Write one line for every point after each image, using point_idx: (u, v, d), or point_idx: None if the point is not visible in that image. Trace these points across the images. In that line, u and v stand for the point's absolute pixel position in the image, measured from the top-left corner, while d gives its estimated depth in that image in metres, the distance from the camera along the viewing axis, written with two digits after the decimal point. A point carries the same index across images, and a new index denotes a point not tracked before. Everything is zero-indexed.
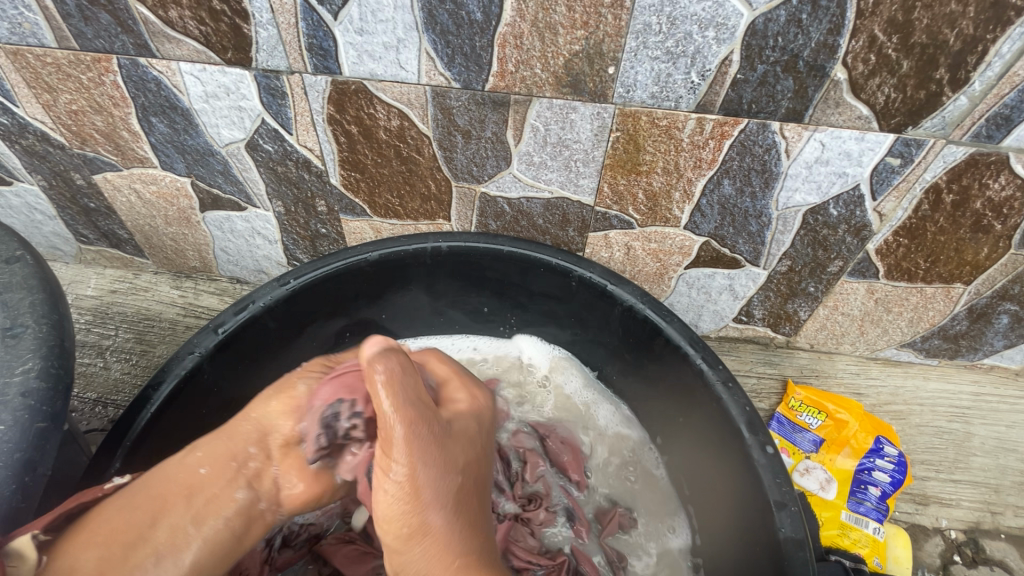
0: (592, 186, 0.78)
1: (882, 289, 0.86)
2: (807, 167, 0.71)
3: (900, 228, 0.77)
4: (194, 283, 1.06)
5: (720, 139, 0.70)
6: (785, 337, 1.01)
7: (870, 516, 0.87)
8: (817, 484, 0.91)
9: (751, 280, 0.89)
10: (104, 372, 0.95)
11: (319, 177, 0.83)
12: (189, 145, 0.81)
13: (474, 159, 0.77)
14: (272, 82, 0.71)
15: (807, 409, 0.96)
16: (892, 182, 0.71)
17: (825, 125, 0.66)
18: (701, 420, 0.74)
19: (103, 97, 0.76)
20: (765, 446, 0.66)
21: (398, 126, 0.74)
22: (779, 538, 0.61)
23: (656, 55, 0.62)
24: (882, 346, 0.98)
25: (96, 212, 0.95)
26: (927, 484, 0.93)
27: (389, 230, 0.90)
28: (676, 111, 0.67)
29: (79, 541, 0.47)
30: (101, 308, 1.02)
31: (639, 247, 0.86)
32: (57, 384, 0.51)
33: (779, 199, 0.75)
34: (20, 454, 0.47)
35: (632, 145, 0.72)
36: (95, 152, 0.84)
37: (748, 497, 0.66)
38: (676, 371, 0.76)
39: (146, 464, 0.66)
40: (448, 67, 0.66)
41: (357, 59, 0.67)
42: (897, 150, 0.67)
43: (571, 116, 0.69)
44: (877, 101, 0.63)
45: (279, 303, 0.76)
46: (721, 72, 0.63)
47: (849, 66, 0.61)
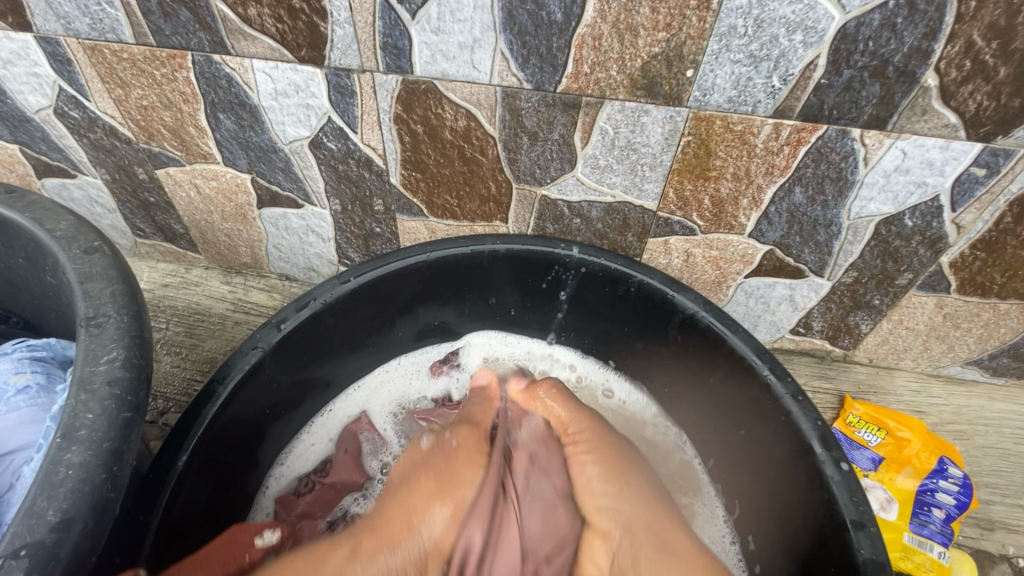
0: (657, 191, 0.76)
1: (951, 304, 0.83)
2: (885, 176, 0.69)
3: (978, 241, 0.74)
4: (243, 280, 1.07)
5: (796, 146, 0.68)
6: (842, 351, 0.98)
7: (935, 540, 0.83)
8: (878, 503, 0.87)
9: (813, 291, 0.86)
10: (155, 364, 0.96)
11: (379, 177, 0.83)
12: (253, 142, 0.81)
13: (538, 161, 0.76)
14: (343, 81, 0.71)
15: (866, 425, 0.93)
16: (975, 194, 0.69)
17: (909, 133, 0.64)
18: (767, 435, 0.71)
19: (174, 93, 0.77)
20: (839, 462, 0.63)
21: (465, 126, 0.74)
22: (856, 559, 0.59)
23: (738, 58, 0.61)
24: (945, 362, 0.94)
25: (155, 206, 0.96)
26: (993, 509, 0.89)
27: (444, 230, 0.90)
28: (752, 116, 0.66)
29: None
30: (153, 301, 1.04)
31: (699, 254, 0.84)
32: (140, 375, 0.51)
33: (852, 209, 0.73)
34: (108, 442, 0.47)
35: (703, 149, 0.70)
36: (161, 147, 0.85)
37: (819, 517, 0.64)
38: (739, 382, 0.74)
39: (210, 457, 0.66)
40: (521, 68, 0.66)
41: (430, 58, 0.67)
42: (984, 160, 0.65)
43: (643, 119, 0.68)
44: (967, 109, 0.61)
45: (338, 301, 0.75)
46: (804, 77, 0.61)
47: (941, 72, 0.59)
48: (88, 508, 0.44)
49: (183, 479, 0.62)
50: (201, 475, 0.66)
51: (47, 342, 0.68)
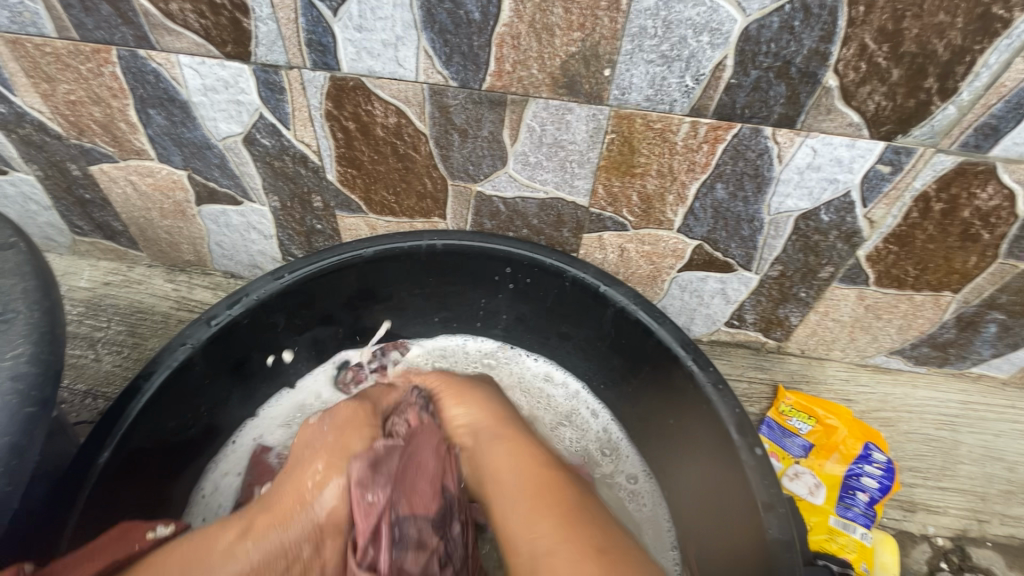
0: (587, 187, 0.78)
1: (871, 295, 0.87)
2: (799, 172, 0.72)
3: (890, 235, 0.78)
4: (188, 278, 1.06)
5: (713, 144, 0.70)
6: (776, 342, 1.01)
7: (858, 522, 0.87)
8: (806, 489, 0.91)
9: (743, 284, 0.89)
10: (94, 363, 0.95)
11: (316, 173, 0.83)
12: (186, 138, 0.81)
13: (470, 157, 0.77)
14: (271, 77, 0.71)
15: (797, 414, 0.96)
16: (883, 190, 0.72)
17: (816, 131, 0.67)
18: (691, 422, 0.74)
19: (101, 88, 0.76)
20: (753, 448, 0.66)
21: (396, 123, 0.75)
22: (765, 539, 0.61)
23: (651, 58, 0.63)
24: (872, 352, 0.99)
25: (91, 203, 0.95)
26: (914, 491, 0.93)
27: (385, 227, 0.91)
28: (670, 114, 0.68)
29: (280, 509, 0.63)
30: (95, 300, 1.02)
31: (633, 249, 0.87)
32: (47, 371, 0.51)
33: (772, 204, 0.76)
34: (8, 438, 0.47)
35: (627, 147, 0.72)
36: (92, 143, 0.84)
37: (736, 499, 0.66)
38: (667, 372, 0.76)
39: (134, 454, 0.66)
40: (445, 66, 0.67)
41: (356, 55, 0.67)
42: (887, 158, 0.68)
43: (567, 117, 0.70)
44: (867, 108, 0.64)
45: (273, 297, 0.76)
46: (715, 76, 0.64)
47: (841, 74, 0.62)
48: None
49: (104, 476, 0.62)
50: (125, 473, 0.65)
51: None
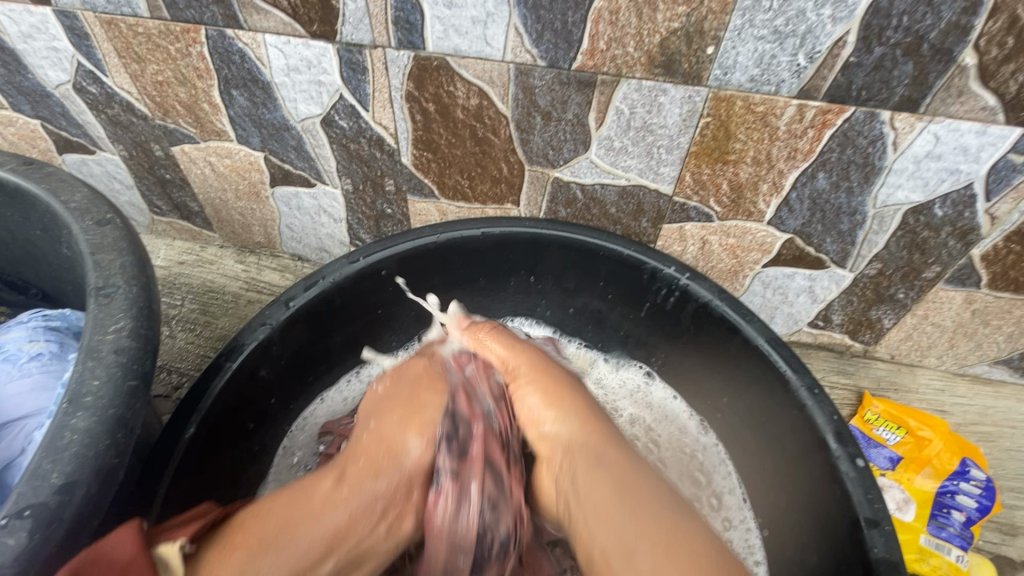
0: (673, 174, 0.74)
1: (981, 299, 0.80)
2: (915, 161, 0.65)
3: (1014, 233, 0.70)
4: (257, 259, 1.08)
5: (820, 129, 0.65)
6: (862, 346, 0.95)
7: (954, 543, 0.80)
8: (894, 504, 0.84)
9: (834, 283, 0.83)
10: (169, 340, 0.97)
11: (390, 156, 0.82)
12: (266, 119, 0.81)
13: (551, 142, 0.74)
14: (354, 57, 0.70)
15: (884, 423, 0.90)
16: (1012, 182, 0.65)
17: (943, 116, 0.60)
18: (780, 428, 0.69)
19: (188, 68, 0.77)
20: (854, 458, 0.61)
21: (477, 105, 0.72)
22: (869, 557, 0.56)
23: (762, 34, 0.58)
24: (972, 361, 0.91)
25: (171, 183, 0.97)
26: (1016, 514, 0.85)
27: (456, 213, 0.89)
28: (775, 96, 0.63)
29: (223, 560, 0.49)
30: (169, 278, 1.05)
31: (715, 242, 0.82)
32: (146, 345, 0.51)
33: (879, 196, 0.70)
34: (113, 410, 0.47)
35: (722, 132, 0.68)
36: (176, 124, 0.86)
37: (832, 511, 0.62)
38: (753, 372, 0.72)
39: (217, 431, 0.67)
40: (535, 44, 0.64)
41: (443, 33, 0.65)
42: (1023, 146, 0.61)
43: (660, 98, 0.66)
44: (1008, 90, 0.57)
45: (347, 281, 0.75)
46: (832, 54, 0.58)
47: (981, 50, 0.55)
48: (92, 472, 0.45)
49: (191, 451, 0.62)
50: (210, 449, 0.66)
51: (61, 313, 0.69)
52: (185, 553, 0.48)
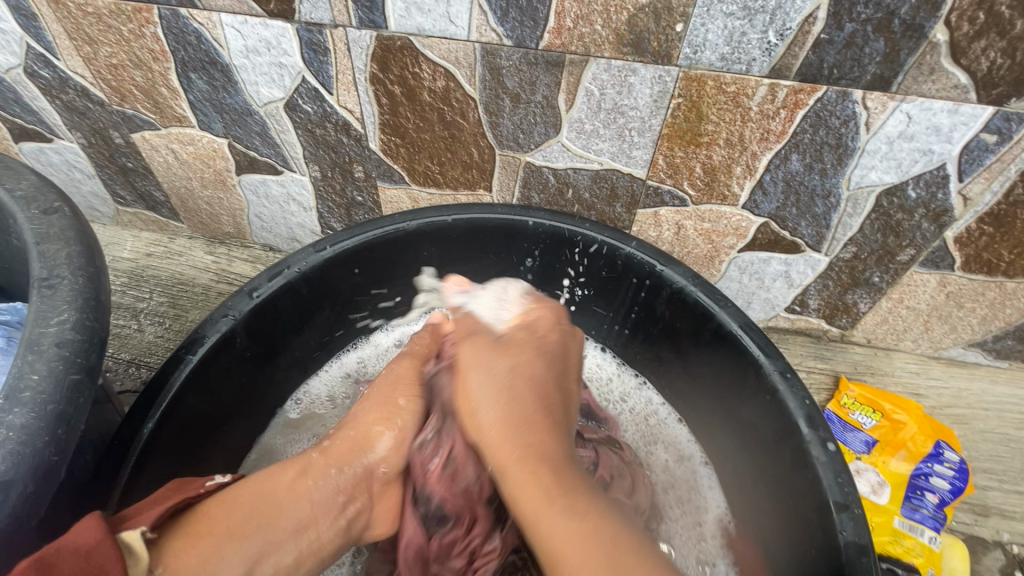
0: (646, 157, 0.73)
1: (955, 282, 0.80)
2: (888, 142, 0.64)
3: (986, 215, 0.70)
4: (227, 250, 1.05)
5: (793, 109, 0.64)
6: (839, 330, 0.94)
7: (927, 525, 0.80)
8: (869, 487, 0.85)
9: (810, 267, 0.83)
10: (137, 334, 0.95)
11: (358, 142, 0.80)
12: (227, 104, 0.78)
13: (521, 125, 0.72)
14: (315, 37, 0.67)
15: (861, 407, 0.90)
16: (984, 162, 0.64)
17: (915, 95, 0.59)
18: (753, 413, 0.69)
19: (143, 50, 0.74)
20: (826, 443, 0.60)
21: (444, 87, 0.70)
22: (838, 542, 0.56)
23: (731, 10, 0.57)
24: (947, 344, 0.91)
25: (133, 171, 0.94)
26: (988, 494, 0.86)
27: (428, 200, 0.87)
28: (746, 76, 0.61)
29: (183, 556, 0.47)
30: (137, 271, 1.02)
31: (690, 227, 0.81)
32: (91, 337, 0.49)
33: (852, 178, 0.69)
34: (53, 405, 0.45)
35: (694, 113, 0.66)
36: (134, 110, 0.82)
37: (803, 497, 0.61)
38: (727, 357, 0.71)
39: (179, 427, 0.65)
40: (501, 23, 0.62)
41: (405, 11, 0.63)
42: (994, 125, 0.60)
43: (630, 79, 0.64)
44: (979, 67, 0.56)
45: (315, 270, 0.73)
46: (802, 31, 0.57)
47: (952, 26, 0.54)
48: (29, 471, 0.43)
49: (150, 447, 0.60)
50: (172, 444, 0.64)
51: (13, 306, 0.67)
52: (150, 539, 0.47)
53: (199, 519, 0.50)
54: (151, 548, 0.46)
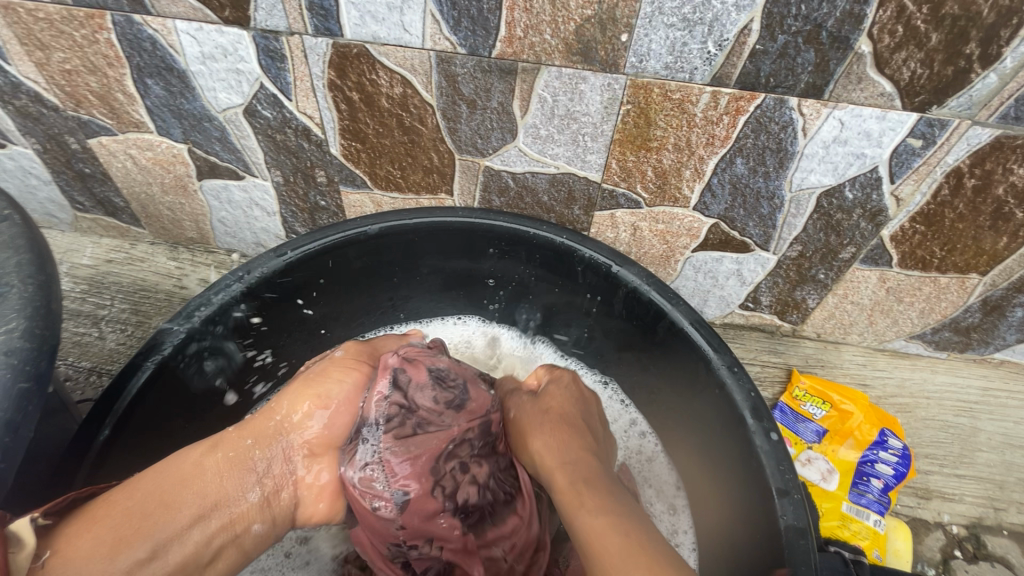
0: (600, 162, 0.75)
1: (894, 277, 0.84)
2: (824, 146, 0.68)
3: (918, 214, 0.74)
4: (191, 255, 1.04)
5: (735, 115, 0.67)
6: (791, 325, 0.99)
7: (872, 509, 0.85)
8: (819, 474, 0.89)
9: (760, 265, 0.86)
10: (98, 342, 0.94)
11: (319, 147, 0.80)
12: (185, 109, 0.78)
13: (479, 130, 0.74)
14: (271, 44, 0.68)
15: (811, 399, 0.94)
16: (912, 165, 0.68)
17: (845, 102, 0.63)
18: (704, 407, 0.72)
19: (97, 56, 0.73)
20: (769, 432, 0.63)
21: (401, 93, 0.72)
22: (779, 525, 0.59)
23: (672, 22, 0.60)
24: (890, 337, 0.96)
25: (91, 177, 0.93)
26: (930, 478, 0.91)
27: (390, 204, 0.88)
28: (689, 84, 0.64)
29: (80, 535, 0.46)
30: (97, 278, 1.01)
31: (646, 228, 0.84)
32: (42, 345, 0.49)
33: (793, 180, 0.73)
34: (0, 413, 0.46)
35: (643, 119, 0.69)
36: (89, 115, 0.82)
37: (747, 484, 0.64)
38: (678, 352, 0.74)
39: (137, 432, 0.65)
40: (453, 31, 0.64)
41: (360, 20, 0.64)
42: (919, 131, 0.64)
43: (581, 86, 0.67)
44: (901, 77, 0.60)
45: (276, 275, 0.74)
46: (739, 42, 0.60)
47: (875, 38, 0.58)
48: None
49: (107, 453, 0.61)
50: (130, 450, 0.64)
51: None
52: (41, 524, 0.46)
53: (99, 508, 0.49)
54: (42, 535, 0.46)
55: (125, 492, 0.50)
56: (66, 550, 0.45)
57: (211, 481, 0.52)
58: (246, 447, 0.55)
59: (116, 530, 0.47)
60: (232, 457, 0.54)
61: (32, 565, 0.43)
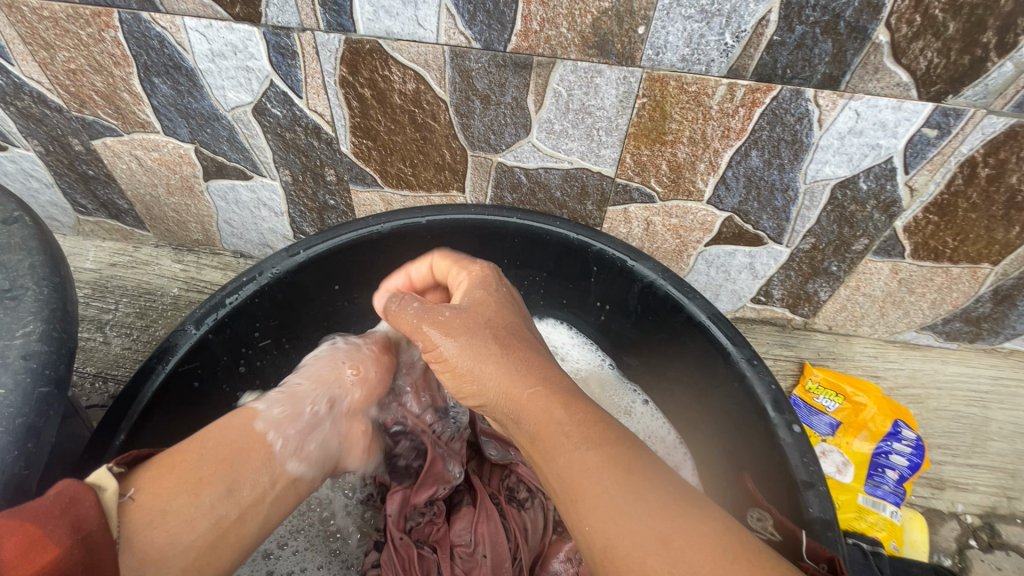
0: (614, 156, 0.75)
1: (906, 268, 0.84)
2: (839, 138, 0.68)
3: (931, 205, 0.74)
4: (196, 258, 1.03)
5: (751, 107, 0.67)
6: (803, 318, 0.99)
7: (888, 500, 0.85)
8: (834, 467, 0.89)
9: (773, 258, 0.86)
10: (104, 347, 0.92)
11: (329, 145, 0.80)
12: (193, 109, 0.77)
13: (492, 126, 0.74)
14: (282, 41, 0.67)
15: (824, 391, 0.94)
16: (927, 155, 0.68)
17: (862, 93, 0.63)
18: (724, 401, 0.71)
19: (103, 55, 0.72)
20: (792, 425, 0.63)
21: (414, 89, 0.71)
22: (805, 518, 0.58)
23: (690, 13, 0.59)
24: (901, 328, 0.96)
25: (95, 180, 0.91)
26: (943, 468, 0.91)
27: (401, 202, 0.88)
28: (706, 76, 0.64)
29: (161, 477, 0.50)
30: (101, 282, 0.99)
31: (659, 222, 0.84)
32: (60, 348, 0.48)
33: (808, 172, 0.73)
34: (21, 418, 0.45)
35: (658, 112, 0.69)
36: (94, 116, 0.80)
37: (770, 478, 0.64)
38: (695, 346, 0.74)
39: (153, 433, 0.64)
40: (468, 26, 0.63)
41: (373, 15, 0.63)
42: (935, 120, 0.64)
43: (596, 80, 0.66)
44: (918, 66, 0.60)
45: (288, 275, 0.73)
46: (756, 33, 0.60)
47: (892, 28, 0.58)
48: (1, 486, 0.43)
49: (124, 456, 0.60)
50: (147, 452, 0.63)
51: None
52: (117, 472, 0.49)
53: (171, 456, 0.52)
54: (123, 479, 0.49)
55: (193, 442, 0.54)
56: (151, 487, 0.49)
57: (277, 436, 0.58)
58: (300, 408, 0.62)
59: (196, 471, 0.51)
60: (286, 416, 0.60)
61: (120, 502, 0.47)
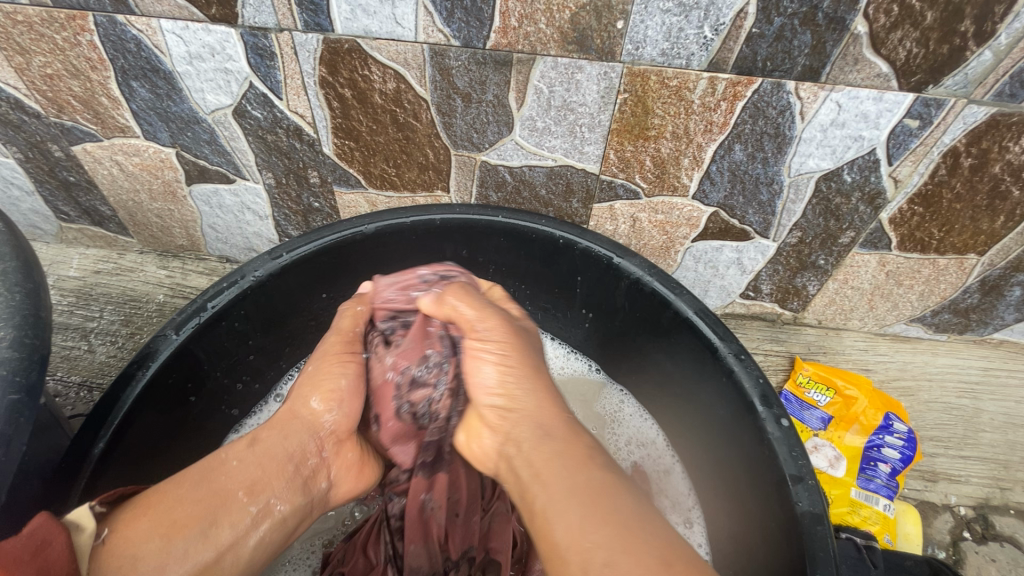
0: (598, 153, 0.74)
1: (893, 261, 0.84)
2: (822, 129, 0.68)
3: (916, 196, 0.74)
4: (182, 264, 1.02)
5: (732, 101, 0.66)
6: (792, 313, 0.98)
7: (881, 493, 0.84)
8: (826, 462, 0.89)
9: (760, 253, 0.86)
10: (88, 355, 0.91)
11: (311, 147, 0.79)
12: (172, 112, 0.77)
13: (474, 124, 0.73)
14: (259, 42, 0.66)
15: (815, 385, 0.93)
16: (909, 146, 0.68)
17: (842, 85, 0.63)
18: (711, 396, 0.71)
19: (79, 59, 0.71)
20: (780, 419, 0.63)
21: (394, 89, 0.70)
22: (795, 512, 0.58)
23: (667, 7, 0.59)
24: (890, 321, 0.96)
25: (76, 186, 0.90)
26: (936, 460, 0.91)
27: (386, 203, 0.87)
28: (687, 70, 0.64)
29: (139, 521, 0.47)
30: (85, 289, 0.98)
31: (645, 219, 0.83)
32: (31, 355, 0.47)
33: (792, 165, 0.73)
34: None
35: (640, 107, 0.68)
36: (73, 121, 0.80)
37: (759, 473, 0.64)
38: (683, 341, 0.73)
39: (133, 441, 0.62)
40: (447, 23, 0.63)
41: (350, 14, 0.63)
42: (916, 111, 0.64)
43: (577, 76, 0.66)
44: (898, 57, 0.60)
45: (270, 279, 0.72)
46: (735, 26, 0.60)
47: (871, 18, 0.58)
48: None
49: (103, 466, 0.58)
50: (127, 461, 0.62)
51: None
52: (98, 512, 0.47)
53: (152, 498, 0.49)
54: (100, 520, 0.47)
55: (177, 487, 0.51)
56: (126, 530, 0.47)
57: (268, 474, 0.54)
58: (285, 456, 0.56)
59: (173, 515, 0.48)
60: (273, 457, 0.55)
61: (94, 544, 0.45)
